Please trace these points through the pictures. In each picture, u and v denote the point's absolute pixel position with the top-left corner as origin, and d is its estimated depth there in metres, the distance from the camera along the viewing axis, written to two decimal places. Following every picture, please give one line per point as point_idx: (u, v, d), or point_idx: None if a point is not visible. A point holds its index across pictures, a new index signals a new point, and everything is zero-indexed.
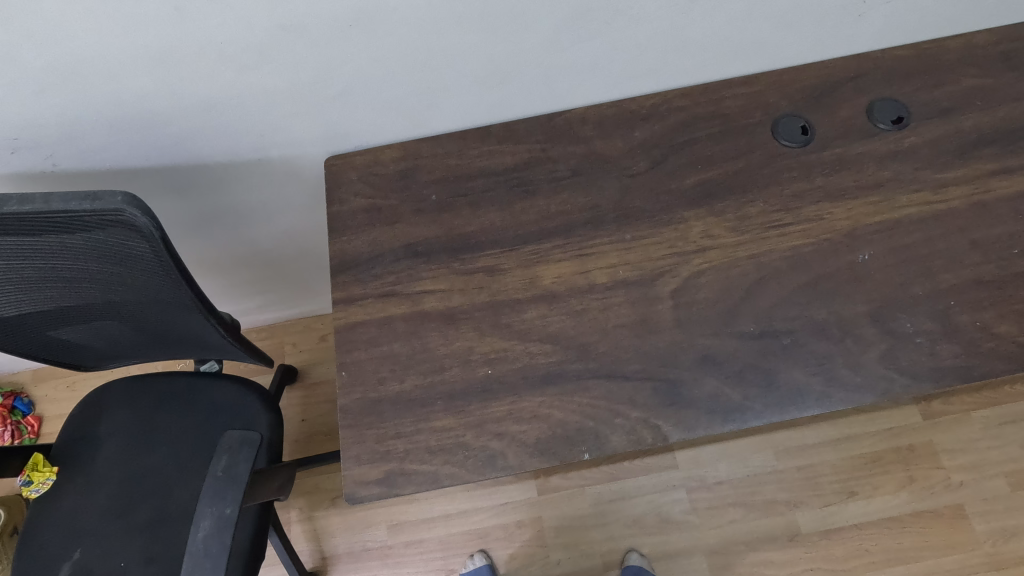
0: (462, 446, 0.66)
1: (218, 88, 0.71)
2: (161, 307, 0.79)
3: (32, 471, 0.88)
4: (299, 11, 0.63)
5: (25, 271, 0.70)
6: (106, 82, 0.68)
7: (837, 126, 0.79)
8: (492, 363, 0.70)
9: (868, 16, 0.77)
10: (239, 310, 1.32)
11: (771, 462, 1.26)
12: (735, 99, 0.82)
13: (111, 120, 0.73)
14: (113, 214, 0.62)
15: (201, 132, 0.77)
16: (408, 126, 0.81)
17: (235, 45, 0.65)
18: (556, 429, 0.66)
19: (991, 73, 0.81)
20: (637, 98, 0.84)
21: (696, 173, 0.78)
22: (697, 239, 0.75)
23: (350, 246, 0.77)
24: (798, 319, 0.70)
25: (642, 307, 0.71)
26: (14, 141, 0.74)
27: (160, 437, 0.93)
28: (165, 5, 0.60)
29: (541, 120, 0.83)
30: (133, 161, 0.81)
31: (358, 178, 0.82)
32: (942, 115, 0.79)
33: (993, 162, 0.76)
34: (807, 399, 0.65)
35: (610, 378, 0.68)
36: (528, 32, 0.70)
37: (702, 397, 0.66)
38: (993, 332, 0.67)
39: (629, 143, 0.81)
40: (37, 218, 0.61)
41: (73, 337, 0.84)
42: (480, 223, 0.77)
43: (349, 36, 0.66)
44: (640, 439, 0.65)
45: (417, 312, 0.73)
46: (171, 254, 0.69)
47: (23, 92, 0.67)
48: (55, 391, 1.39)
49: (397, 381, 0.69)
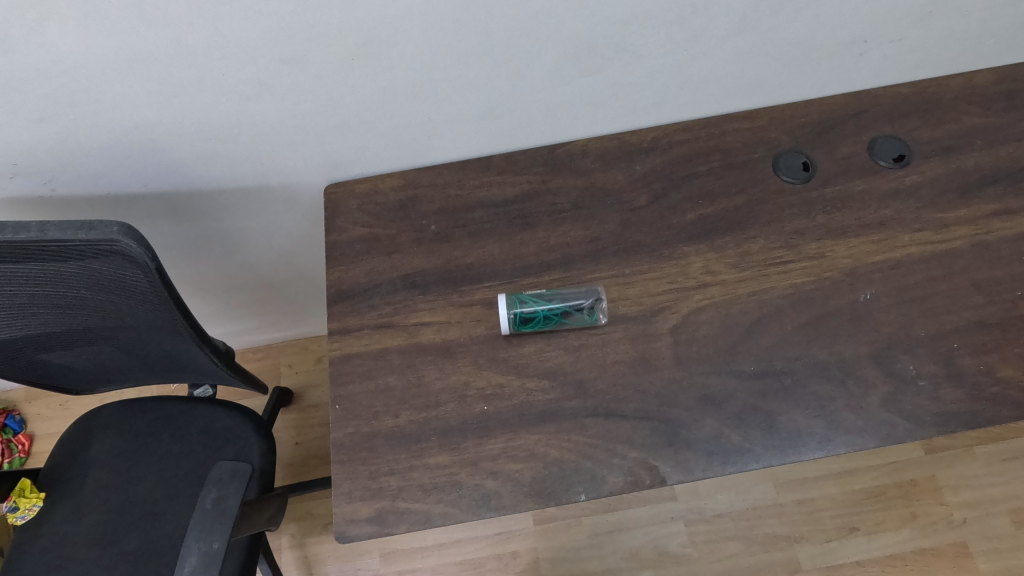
0: (456, 485, 0.65)
1: (219, 117, 0.71)
2: (154, 333, 0.78)
3: (19, 496, 0.87)
4: (301, 46, 0.63)
5: (16, 298, 0.69)
6: (108, 110, 0.67)
7: (838, 163, 0.79)
8: (488, 399, 0.69)
9: (869, 54, 0.78)
10: (235, 330, 1.31)
11: (771, 495, 1.25)
12: (736, 133, 0.82)
13: (111, 147, 0.73)
14: (108, 244, 0.62)
15: (201, 159, 0.77)
16: (409, 155, 0.81)
17: (238, 76, 0.65)
18: (552, 468, 0.65)
19: (993, 112, 0.81)
20: (638, 131, 0.84)
21: (697, 208, 0.78)
22: (697, 275, 0.74)
23: (347, 275, 0.77)
24: (799, 358, 0.69)
25: (642, 344, 0.71)
26: (13, 166, 0.73)
27: (151, 464, 0.92)
28: (169, 38, 0.60)
29: (542, 151, 0.83)
30: (133, 187, 0.81)
31: (357, 206, 0.81)
32: (944, 153, 0.79)
33: (996, 202, 0.75)
34: (808, 442, 0.64)
35: (608, 417, 0.67)
36: (530, 68, 0.70)
37: (701, 438, 0.65)
38: (997, 376, 0.66)
39: (630, 177, 0.80)
40: (31, 246, 0.61)
41: (66, 361, 0.83)
42: (479, 255, 0.77)
43: (351, 68, 0.66)
44: (638, 480, 0.64)
45: (413, 344, 0.72)
46: (165, 283, 0.68)
47: (23, 119, 0.67)
48: (47, 409, 1.38)
49: (391, 416, 0.68)
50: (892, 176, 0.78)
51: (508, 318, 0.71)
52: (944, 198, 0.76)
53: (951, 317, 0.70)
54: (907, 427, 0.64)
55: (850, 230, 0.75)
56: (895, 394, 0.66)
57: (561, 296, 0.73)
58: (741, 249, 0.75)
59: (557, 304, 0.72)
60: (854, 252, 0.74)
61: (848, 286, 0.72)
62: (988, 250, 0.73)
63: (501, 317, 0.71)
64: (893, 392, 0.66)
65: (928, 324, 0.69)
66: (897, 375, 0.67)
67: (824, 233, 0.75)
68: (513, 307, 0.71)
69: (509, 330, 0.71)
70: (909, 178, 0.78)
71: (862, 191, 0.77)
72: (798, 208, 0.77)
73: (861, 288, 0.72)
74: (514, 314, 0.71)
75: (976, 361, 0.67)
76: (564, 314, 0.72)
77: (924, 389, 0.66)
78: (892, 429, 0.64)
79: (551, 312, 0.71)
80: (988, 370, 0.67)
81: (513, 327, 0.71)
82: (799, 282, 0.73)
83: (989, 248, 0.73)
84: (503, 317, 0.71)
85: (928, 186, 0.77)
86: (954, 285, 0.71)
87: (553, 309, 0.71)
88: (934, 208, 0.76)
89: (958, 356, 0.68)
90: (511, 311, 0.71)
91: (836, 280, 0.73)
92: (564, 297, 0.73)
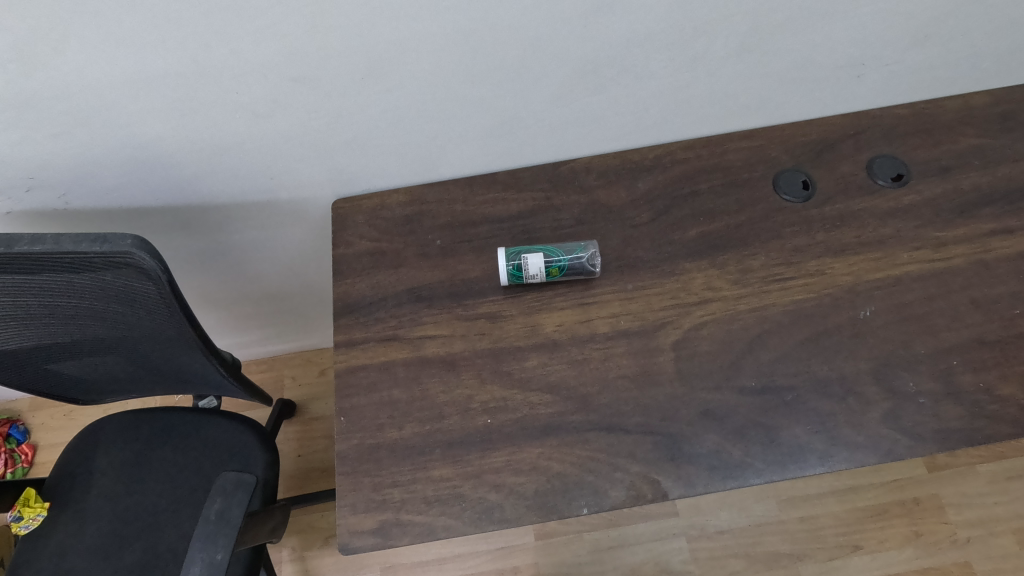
0: (459, 497, 0.65)
1: (231, 134, 0.73)
2: (162, 344, 0.79)
3: (24, 506, 0.87)
4: (313, 66, 0.65)
5: (28, 308, 0.70)
6: (123, 126, 0.69)
7: (837, 182, 0.81)
8: (492, 412, 0.69)
9: (867, 77, 0.79)
10: (239, 342, 1.32)
11: (773, 511, 1.25)
12: (737, 152, 0.84)
13: (125, 162, 0.75)
14: (121, 257, 0.63)
15: (212, 174, 0.79)
16: (415, 171, 0.83)
17: (251, 94, 0.67)
18: (555, 481, 0.65)
19: (990, 134, 0.82)
20: (640, 149, 0.85)
21: (699, 225, 0.79)
22: (699, 291, 0.75)
23: (353, 288, 0.78)
24: (800, 375, 0.69)
25: (644, 359, 0.71)
26: (29, 180, 0.75)
27: (155, 475, 0.92)
28: (184, 57, 0.62)
29: (546, 168, 0.85)
30: (145, 200, 0.83)
31: (364, 221, 0.83)
32: (942, 173, 0.80)
33: (994, 222, 0.77)
34: (810, 458, 0.65)
35: (610, 431, 0.67)
36: (535, 88, 0.72)
37: (703, 453, 0.66)
38: (997, 394, 0.67)
39: (632, 194, 0.82)
40: (46, 258, 0.62)
41: (73, 371, 0.84)
42: (484, 269, 0.78)
43: (361, 87, 0.68)
44: (640, 494, 0.64)
45: (418, 357, 0.73)
46: (175, 295, 0.70)
47: (42, 134, 0.69)
48: (51, 419, 1.38)
49: (395, 428, 0.69)
50: (890, 195, 0.79)
51: (506, 267, 0.75)
52: (942, 217, 0.77)
53: (950, 335, 0.70)
54: (907, 443, 0.65)
55: (849, 248, 0.76)
56: (895, 411, 0.67)
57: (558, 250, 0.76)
58: (742, 266, 0.76)
59: (554, 256, 0.76)
60: (854, 270, 0.75)
61: (848, 303, 0.73)
62: (986, 268, 0.74)
63: (500, 266, 0.75)
64: (893, 408, 0.67)
65: (928, 342, 0.70)
66: (897, 391, 0.68)
67: (823, 250, 0.76)
68: (511, 257, 0.76)
69: (508, 280, 0.75)
70: (907, 197, 0.79)
71: (861, 210, 0.79)
72: (798, 226, 0.78)
73: (860, 306, 0.73)
74: (512, 264, 0.75)
75: (976, 379, 0.68)
76: (560, 267, 0.76)
77: (924, 407, 0.67)
78: (892, 446, 0.65)
79: (548, 263, 0.75)
80: (987, 388, 0.67)
81: (511, 277, 0.75)
82: (799, 299, 0.74)
83: (987, 266, 0.74)
84: (501, 266, 0.75)
85: (926, 206, 0.78)
86: (953, 303, 0.72)
87: (550, 260, 0.75)
88: (932, 227, 0.77)
89: (958, 374, 0.68)
90: (508, 260, 0.75)
91: (835, 297, 0.73)
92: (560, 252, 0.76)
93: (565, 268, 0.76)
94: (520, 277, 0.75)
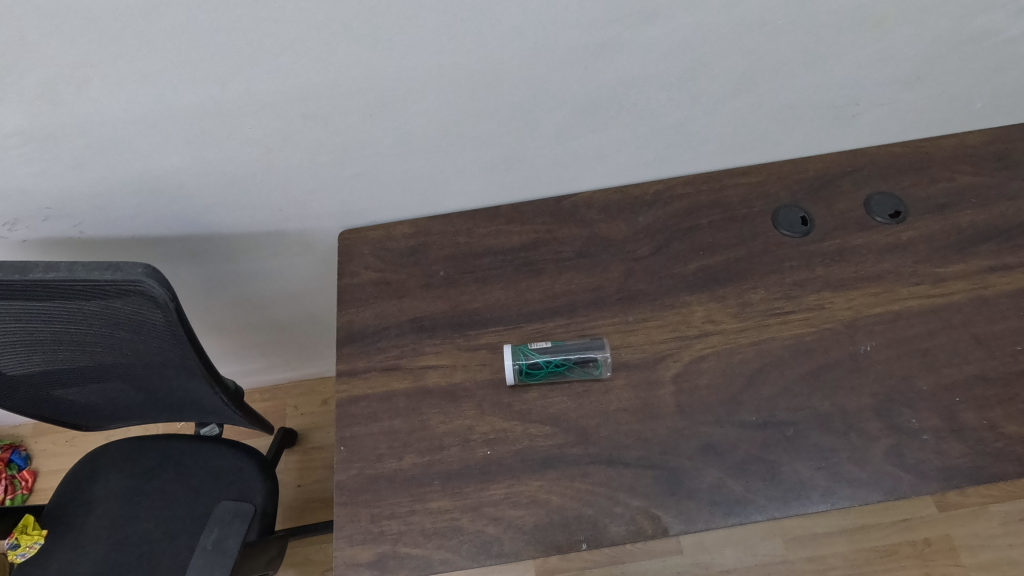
0: (457, 530, 0.64)
1: (242, 167, 0.75)
2: (168, 371, 0.80)
3: (21, 533, 0.87)
4: (324, 104, 0.67)
5: (39, 334, 0.72)
6: (140, 159, 0.72)
7: (835, 218, 0.82)
8: (492, 444, 0.69)
9: (861, 116, 0.81)
10: (243, 370, 1.33)
11: (780, 550, 1.22)
12: (736, 188, 0.85)
13: (140, 193, 0.77)
14: (131, 285, 0.64)
15: (223, 205, 0.81)
16: (420, 204, 0.85)
17: (263, 130, 0.70)
18: (554, 515, 0.65)
19: (985, 172, 0.84)
20: (641, 184, 0.87)
21: (698, 259, 0.80)
22: (699, 324, 0.76)
23: (357, 318, 0.79)
24: (801, 410, 0.69)
25: (644, 392, 0.71)
26: (47, 210, 0.78)
27: (154, 503, 0.92)
28: (201, 95, 0.64)
29: (549, 202, 0.87)
30: (157, 230, 0.85)
31: (369, 252, 0.85)
32: (939, 210, 0.81)
33: (992, 259, 0.77)
34: (812, 495, 0.64)
35: (610, 464, 0.67)
36: (538, 125, 0.74)
37: (703, 488, 0.65)
38: (1001, 432, 0.66)
39: (632, 228, 0.83)
40: (58, 285, 0.64)
41: (78, 397, 0.85)
42: (486, 300, 0.79)
43: (369, 124, 0.71)
44: (640, 529, 0.63)
45: (418, 388, 0.73)
46: (183, 323, 0.71)
47: (61, 167, 0.71)
48: (53, 445, 1.38)
49: (395, 458, 0.69)
50: (888, 231, 0.80)
51: (513, 368, 0.72)
52: (941, 254, 0.78)
53: (951, 371, 0.70)
54: (911, 481, 0.64)
55: (849, 283, 0.77)
56: (898, 448, 0.66)
57: (570, 349, 0.73)
58: (742, 299, 0.77)
59: (565, 357, 0.73)
60: (853, 305, 0.75)
61: (848, 337, 0.73)
62: (987, 305, 0.74)
63: (505, 367, 0.72)
64: (895, 445, 0.66)
65: (929, 377, 0.70)
66: (899, 428, 0.67)
67: (823, 285, 0.77)
68: (519, 359, 0.73)
69: (513, 379, 0.72)
70: (905, 234, 0.80)
71: (859, 245, 0.80)
72: (797, 261, 0.79)
73: (861, 340, 0.73)
74: (520, 366, 0.72)
75: (979, 416, 0.68)
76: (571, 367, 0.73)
77: (927, 443, 0.66)
78: (896, 483, 0.64)
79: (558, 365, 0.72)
80: (992, 425, 0.67)
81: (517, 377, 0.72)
82: (799, 333, 0.74)
83: (988, 302, 0.74)
84: (508, 367, 0.72)
85: (925, 242, 0.79)
86: (953, 339, 0.72)
87: (560, 361, 0.72)
88: (932, 263, 0.77)
89: (960, 411, 0.68)
90: (516, 362, 0.72)
91: (835, 332, 0.74)
92: (572, 353, 0.73)
93: (575, 367, 0.73)
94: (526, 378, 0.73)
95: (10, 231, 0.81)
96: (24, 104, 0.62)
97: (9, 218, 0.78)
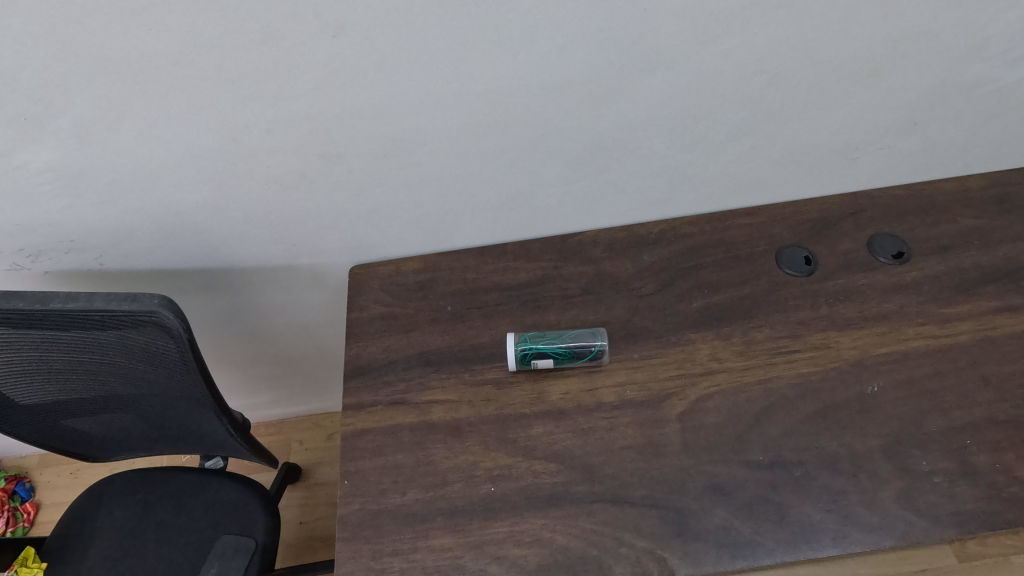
0: (459, 568, 0.64)
1: (258, 204, 0.78)
2: (177, 402, 0.81)
3: (21, 565, 0.87)
4: (338, 146, 0.70)
5: (53, 362, 0.73)
6: (163, 196, 0.75)
7: (838, 258, 0.83)
8: (496, 480, 0.69)
9: (861, 160, 0.83)
10: (251, 403, 1.33)
11: None
12: (740, 228, 0.87)
13: (161, 228, 0.80)
14: (146, 316, 0.66)
15: (239, 240, 0.84)
16: (430, 241, 0.87)
17: (281, 169, 0.73)
18: (558, 555, 0.64)
19: (988, 215, 0.85)
20: (645, 223, 0.89)
21: (703, 297, 0.81)
22: (704, 361, 0.76)
23: (365, 351, 0.80)
24: (809, 450, 0.68)
25: (650, 429, 0.71)
26: (71, 243, 0.81)
27: (154, 537, 0.91)
28: (223, 135, 0.68)
29: (555, 240, 0.88)
30: (175, 263, 0.88)
31: (379, 287, 0.86)
32: (942, 252, 0.82)
33: (997, 300, 0.77)
34: (822, 539, 0.63)
35: (614, 503, 0.66)
36: (544, 167, 0.77)
37: (710, 529, 0.64)
38: (1014, 476, 0.65)
39: (638, 265, 0.85)
40: (77, 315, 0.65)
41: (86, 427, 0.86)
42: (492, 335, 0.80)
43: (382, 163, 0.73)
44: (646, 572, 0.62)
45: (424, 422, 0.74)
46: (194, 354, 0.72)
47: (88, 202, 0.74)
48: (58, 477, 1.38)
49: (398, 493, 0.69)
50: (892, 272, 0.81)
51: (515, 354, 0.75)
52: (946, 295, 0.78)
53: (960, 413, 0.70)
54: (924, 526, 0.63)
55: (853, 322, 0.77)
56: (910, 491, 0.65)
57: (566, 337, 0.76)
58: (747, 337, 0.77)
59: (563, 344, 0.76)
60: (859, 344, 0.75)
61: (855, 377, 0.73)
62: (994, 345, 0.74)
63: (509, 353, 0.75)
64: (906, 488, 0.65)
65: (938, 419, 0.69)
66: (910, 470, 0.66)
67: (828, 324, 0.77)
68: (520, 346, 0.76)
69: (516, 365, 0.76)
70: (909, 274, 0.80)
71: (863, 285, 0.80)
72: (801, 299, 0.80)
73: (867, 380, 0.73)
74: (521, 353, 0.76)
75: (992, 459, 0.67)
76: (570, 355, 0.76)
77: (939, 487, 0.65)
78: (908, 528, 0.63)
79: (557, 352, 0.75)
80: (1005, 469, 0.66)
81: (519, 364, 0.76)
82: (805, 372, 0.74)
83: (995, 343, 0.74)
84: (511, 352, 0.75)
85: (929, 282, 0.79)
86: (961, 380, 0.72)
87: (559, 348, 0.75)
88: (936, 304, 0.78)
89: (972, 454, 0.67)
90: (518, 349, 0.76)
91: (842, 371, 0.74)
92: (568, 340, 0.76)
93: (573, 355, 0.76)
94: (528, 365, 0.76)
95: (34, 263, 0.84)
96: (57, 143, 0.66)
97: (33, 250, 0.81)
